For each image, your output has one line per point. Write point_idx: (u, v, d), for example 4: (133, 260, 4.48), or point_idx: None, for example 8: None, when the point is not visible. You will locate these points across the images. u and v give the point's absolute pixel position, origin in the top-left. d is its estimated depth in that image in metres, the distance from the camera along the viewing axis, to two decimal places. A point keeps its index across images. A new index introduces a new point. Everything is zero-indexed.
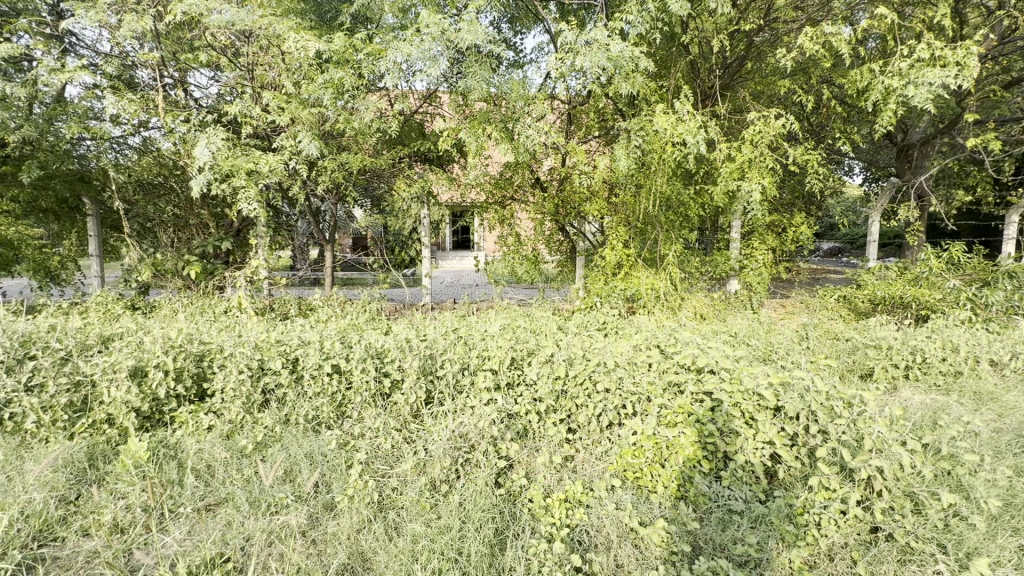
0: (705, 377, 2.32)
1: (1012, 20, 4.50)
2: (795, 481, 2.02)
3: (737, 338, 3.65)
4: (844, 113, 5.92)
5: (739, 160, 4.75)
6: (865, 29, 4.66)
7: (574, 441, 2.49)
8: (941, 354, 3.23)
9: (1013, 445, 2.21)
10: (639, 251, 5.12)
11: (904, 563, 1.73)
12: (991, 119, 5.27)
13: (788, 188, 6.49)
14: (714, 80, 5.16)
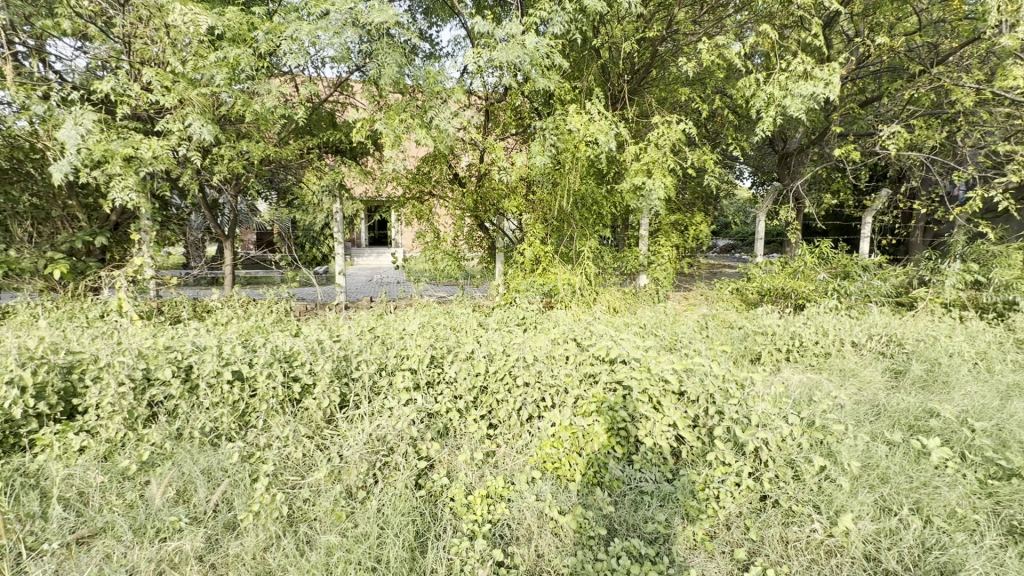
0: (617, 367, 2.48)
1: (866, 47, 5.21)
2: (697, 459, 2.18)
3: (645, 330, 3.90)
4: (735, 122, 6.51)
5: (646, 160, 5.04)
6: (752, 45, 5.14)
7: (495, 436, 2.51)
8: (813, 337, 3.68)
9: (868, 414, 2.54)
10: (555, 247, 5.31)
11: (787, 525, 1.89)
12: (851, 133, 6.07)
13: (689, 189, 7.02)
14: (623, 85, 5.44)
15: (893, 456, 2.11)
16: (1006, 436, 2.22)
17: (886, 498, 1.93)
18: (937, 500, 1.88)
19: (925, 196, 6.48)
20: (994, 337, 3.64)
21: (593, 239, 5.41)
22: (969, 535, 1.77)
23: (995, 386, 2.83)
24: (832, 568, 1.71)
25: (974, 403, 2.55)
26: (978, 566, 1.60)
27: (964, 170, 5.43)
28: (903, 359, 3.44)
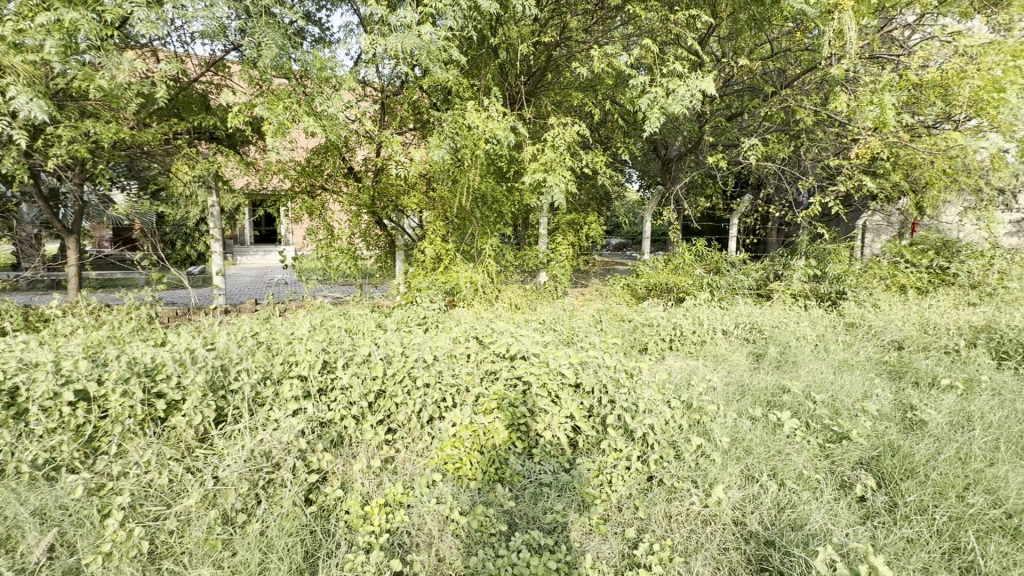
0: (517, 363, 2.58)
1: (731, 67, 5.84)
2: (592, 448, 2.30)
3: (545, 326, 4.04)
4: (624, 128, 6.96)
5: (544, 160, 5.16)
6: (637, 56, 5.50)
7: (394, 441, 2.42)
8: (691, 327, 4.08)
9: (735, 394, 2.85)
10: (456, 245, 5.29)
11: (670, 500, 2.03)
12: (720, 143, 6.79)
13: (584, 190, 7.38)
14: (520, 87, 5.55)
15: (754, 430, 2.38)
16: (838, 405, 2.62)
17: (749, 467, 2.16)
18: (788, 465, 2.15)
19: (779, 201, 7.46)
20: (829, 322, 4.29)
21: (493, 238, 5.47)
22: (812, 492, 2.04)
23: (830, 362, 3.34)
24: (707, 536, 1.86)
25: (815, 378, 2.98)
26: (819, 519, 1.82)
27: (807, 179, 6.35)
28: (762, 343, 3.93)
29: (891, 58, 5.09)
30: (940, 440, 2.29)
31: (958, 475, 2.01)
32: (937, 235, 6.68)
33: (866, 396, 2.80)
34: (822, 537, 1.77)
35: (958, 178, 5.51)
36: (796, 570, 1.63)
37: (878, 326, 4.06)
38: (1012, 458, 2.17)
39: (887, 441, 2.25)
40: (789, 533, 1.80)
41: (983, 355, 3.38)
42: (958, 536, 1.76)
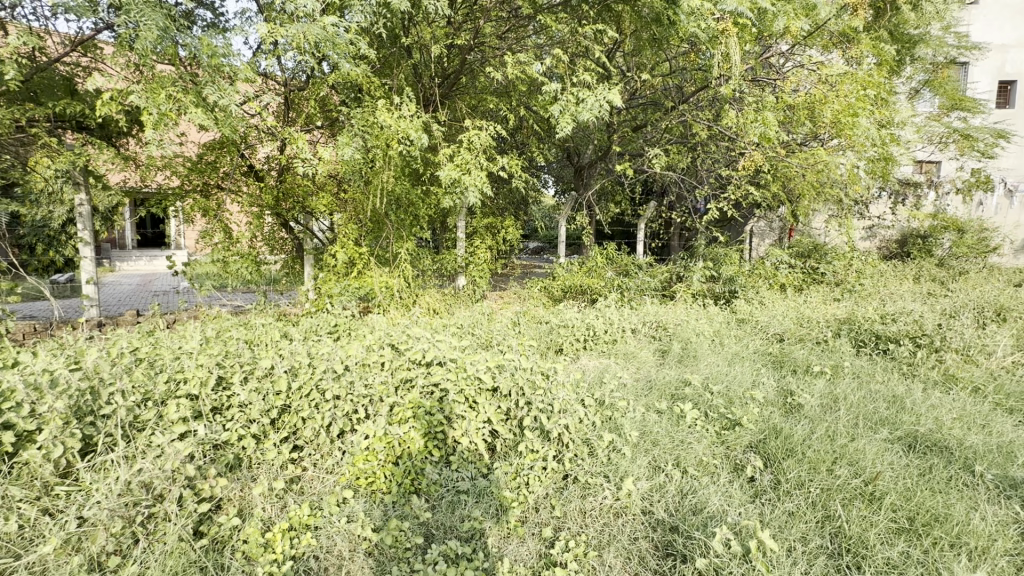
0: (433, 370, 2.54)
1: (635, 82, 6.19)
2: (510, 451, 2.31)
3: (462, 330, 4.02)
4: (538, 135, 7.12)
5: (460, 164, 5.12)
6: (550, 65, 5.64)
7: (301, 459, 2.26)
8: (603, 328, 4.27)
9: (644, 389, 3.01)
10: (369, 249, 5.09)
11: (584, 496, 2.08)
12: (627, 152, 7.19)
13: (501, 194, 7.46)
14: (434, 89, 5.48)
15: (660, 422, 2.53)
16: (732, 395, 2.87)
17: (656, 458, 2.28)
18: (690, 453, 2.30)
19: (680, 208, 8.06)
20: (723, 319, 4.70)
21: (410, 242, 5.35)
22: (710, 476, 2.19)
23: (724, 355, 3.66)
24: (619, 527, 1.91)
25: (712, 371, 3.24)
26: (716, 502, 1.96)
27: (703, 188, 6.92)
28: (667, 339, 4.20)
29: (770, 82, 5.70)
30: (813, 421, 2.58)
31: (828, 451, 2.27)
32: (809, 240, 7.59)
33: (754, 385, 3.10)
34: (719, 518, 1.90)
35: (823, 189, 6.30)
36: (697, 552, 1.73)
37: (763, 321, 4.53)
38: (868, 432, 2.50)
39: (771, 425, 2.49)
40: (691, 517, 1.90)
41: (846, 344, 3.87)
42: (828, 505, 1.96)
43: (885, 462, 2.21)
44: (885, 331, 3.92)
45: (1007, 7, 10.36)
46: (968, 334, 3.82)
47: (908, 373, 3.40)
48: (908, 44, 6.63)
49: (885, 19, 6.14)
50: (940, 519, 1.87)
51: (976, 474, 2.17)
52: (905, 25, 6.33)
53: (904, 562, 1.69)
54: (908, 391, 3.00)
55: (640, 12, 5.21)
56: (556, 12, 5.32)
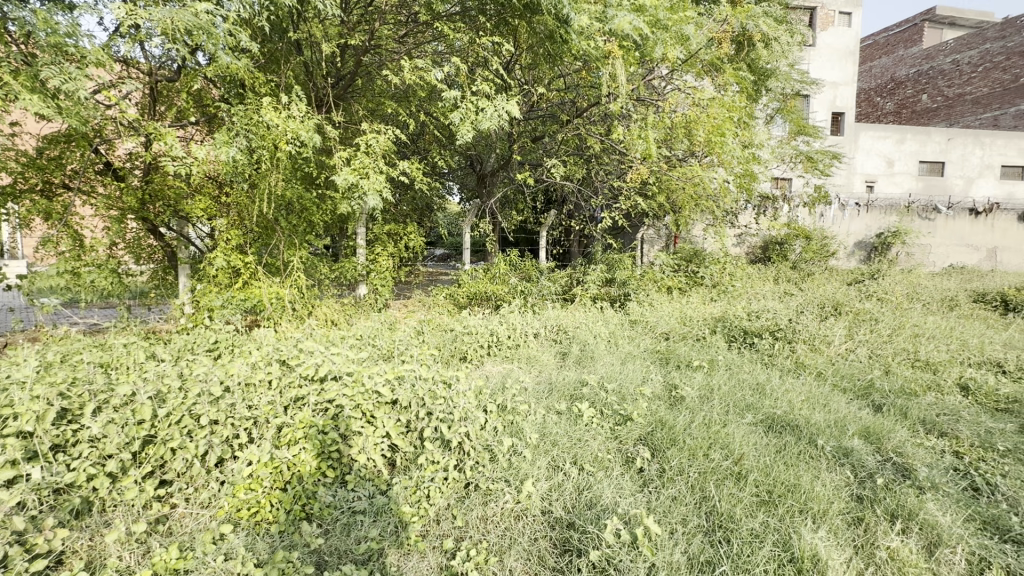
0: (327, 387, 2.42)
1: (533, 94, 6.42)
2: (409, 464, 2.26)
3: (362, 342, 3.86)
4: (439, 141, 7.09)
5: (357, 167, 4.91)
6: (449, 73, 5.64)
7: (169, 496, 2.00)
8: (506, 334, 4.34)
9: (544, 391, 3.12)
10: (257, 257, 4.70)
11: (486, 502, 2.09)
12: (527, 162, 7.43)
13: (402, 201, 7.31)
14: (327, 89, 5.23)
15: (559, 422, 2.64)
16: (624, 392, 3.07)
17: (555, 458, 2.36)
18: (586, 451, 2.41)
19: (578, 217, 8.49)
20: (617, 320, 5.02)
21: (303, 250, 5.03)
22: (604, 470, 2.31)
23: (618, 355, 3.90)
24: (519, 530, 1.94)
25: (608, 370, 3.46)
26: (608, 494, 2.07)
27: (598, 198, 7.36)
28: (567, 342, 4.38)
29: (653, 102, 6.21)
30: (692, 412, 2.85)
31: (704, 437, 2.51)
32: (689, 246, 8.39)
33: (643, 381, 3.35)
34: (611, 509, 2.00)
35: (700, 201, 7.01)
36: (590, 545, 1.81)
37: (652, 322, 4.90)
38: (736, 418, 2.81)
39: (657, 418, 2.70)
40: (586, 512, 1.99)
41: (720, 340, 4.34)
42: (705, 488, 2.16)
43: (750, 443, 2.50)
44: (750, 327, 4.46)
45: (836, 50, 12.34)
46: (812, 326, 4.46)
47: (769, 362, 3.89)
48: (762, 77, 7.65)
49: (744, 53, 7.01)
50: (792, 489, 2.15)
51: (818, 446, 2.53)
52: (760, 60, 7.27)
53: (763, 531, 1.91)
54: (768, 379, 3.42)
55: (535, 28, 5.24)
56: (455, 20, 5.33)
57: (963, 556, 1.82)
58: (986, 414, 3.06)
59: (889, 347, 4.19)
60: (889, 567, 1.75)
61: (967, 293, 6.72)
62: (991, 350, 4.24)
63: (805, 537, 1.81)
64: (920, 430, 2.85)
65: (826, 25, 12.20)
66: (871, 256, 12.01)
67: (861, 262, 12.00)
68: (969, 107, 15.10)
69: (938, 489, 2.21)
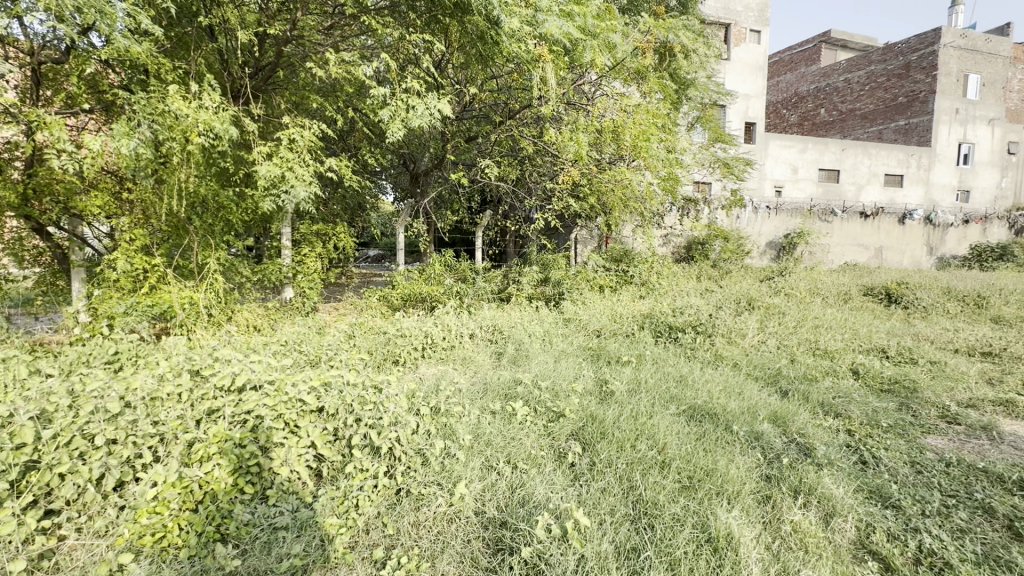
0: (246, 397, 2.28)
1: (466, 94, 6.39)
2: (337, 474, 2.17)
3: (287, 348, 3.66)
4: (369, 139, 6.87)
5: (280, 162, 4.63)
6: (379, 69, 5.47)
7: (56, 528, 1.78)
8: (440, 335, 4.29)
9: (479, 392, 3.12)
10: (166, 259, 4.31)
11: (418, 508, 2.04)
12: (461, 162, 7.39)
13: (330, 200, 7.01)
14: (244, 80, 4.90)
15: (493, 423, 2.64)
16: (557, 389, 3.14)
17: (488, 457, 2.36)
18: (520, 449, 2.43)
19: (513, 217, 8.57)
20: (551, 319, 5.12)
21: (220, 251, 4.68)
22: (538, 466, 2.34)
23: (552, 353, 3.98)
24: (452, 533, 1.92)
25: (541, 368, 3.51)
26: (541, 491, 2.09)
27: (532, 199, 7.46)
28: (502, 342, 4.40)
29: (583, 106, 6.39)
30: (621, 405, 2.96)
31: (631, 429, 2.62)
32: (620, 247, 8.73)
33: (576, 378, 3.43)
34: (543, 505, 2.03)
35: (629, 203, 7.31)
36: (522, 542, 1.82)
37: (584, 320, 5.05)
38: (661, 409, 2.96)
39: (588, 413, 2.79)
40: (518, 510, 2.00)
41: (647, 335, 4.56)
42: (632, 478, 2.25)
43: (673, 432, 2.64)
44: (675, 323, 4.72)
45: (748, 65, 13.33)
46: (729, 321, 4.79)
47: (691, 355, 4.14)
48: (683, 86, 8.10)
49: (666, 63, 7.40)
50: (710, 473, 2.29)
51: (734, 432, 2.72)
52: (681, 70, 7.71)
53: (684, 514, 2.01)
54: (690, 372, 3.64)
55: (466, 28, 5.20)
56: (383, 14, 5.18)
57: (853, 523, 2.02)
58: (873, 395, 3.43)
59: (794, 338, 4.59)
60: (793, 539, 1.91)
61: (857, 288, 7.52)
62: (877, 338, 4.77)
63: (722, 518, 1.93)
64: (820, 412, 3.14)
65: (739, 42, 13.16)
66: (781, 254, 13.11)
67: (772, 260, 13.06)
68: (858, 121, 17.24)
69: (833, 464, 2.45)
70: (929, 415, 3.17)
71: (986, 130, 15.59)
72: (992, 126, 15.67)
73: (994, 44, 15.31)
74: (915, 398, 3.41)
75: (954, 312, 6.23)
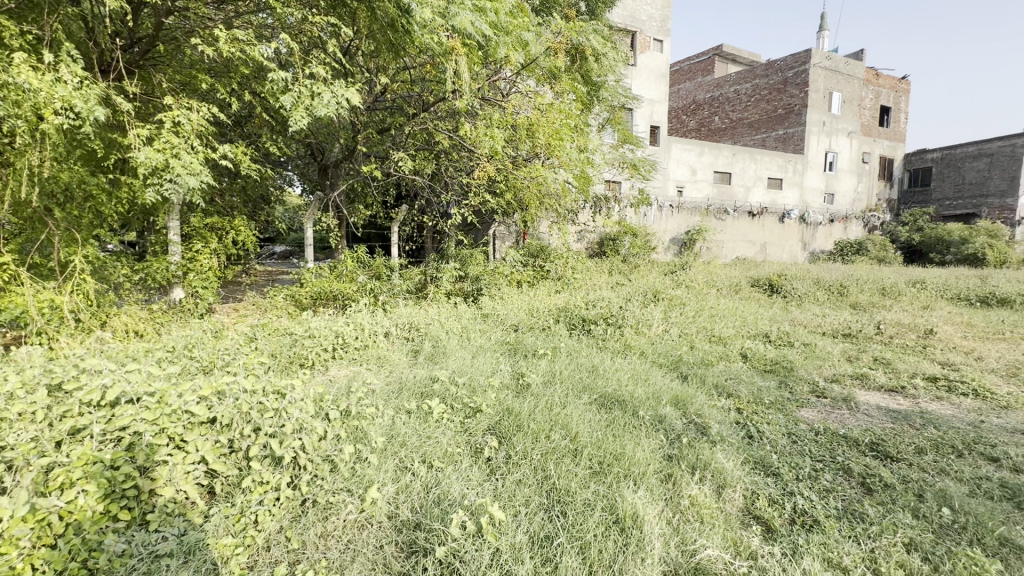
0: (119, 411, 2.02)
1: (378, 84, 6.15)
2: (232, 490, 2.00)
3: (174, 355, 3.30)
4: (271, 126, 6.38)
5: (162, 148, 4.13)
6: (280, 50, 5.08)
7: None
8: (353, 335, 4.10)
9: (394, 392, 3.03)
10: (17, 256, 3.70)
11: (326, 518, 1.94)
12: (374, 154, 7.11)
13: (226, 191, 6.42)
14: (116, 53, 4.33)
15: (408, 423, 2.58)
16: (474, 384, 3.13)
17: (403, 459, 2.30)
18: (436, 447, 2.39)
19: (430, 211, 8.43)
20: (469, 315, 5.10)
21: (89, 247, 4.11)
22: (453, 463, 2.32)
23: (470, 349, 3.97)
24: (362, 540, 1.84)
25: (458, 365, 3.49)
26: (456, 488, 2.07)
27: (448, 194, 7.37)
28: (419, 339, 4.31)
29: (498, 102, 6.41)
30: (537, 397, 3.02)
31: (546, 420, 2.69)
32: (537, 242, 8.93)
33: (493, 372, 3.45)
34: (458, 502, 2.02)
35: (544, 200, 7.48)
36: (436, 542, 1.79)
37: (502, 315, 5.09)
38: (574, 399, 3.06)
39: (504, 407, 2.82)
40: (433, 510, 1.97)
41: (563, 328, 4.69)
42: (545, 467, 2.30)
43: (585, 420, 2.75)
44: (588, 316, 4.91)
45: (651, 71, 14.19)
46: (637, 312, 5.08)
47: (602, 346, 4.34)
48: (594, 88, 8.43)
49: (578, 65, 7.65)
50: (618, 457, 2.41)
51: (639, 417, 2.89)
52: (591, 73, 8.02)
53: (594, 498, 2.10)
54: (601, 362, 3.80)
55: (375, 14, 4.94)
56: None
57: (740, 493, 2.23)
58: (758, 375, 3.82)
59: (693, 327, 4.99)
60: (690, 512, 2.07)
61: (747, 279, 8.36)
62: (762, 324, 5.32)
63: (628, 499, 2.04)
64: (714, 394, 3.44)
65: (644, 49, 13.97)
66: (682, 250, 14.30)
67: (675, 255, 14.17)
68: (746, 129, 19.02)
69: (724, 440, 2.69)
70: (803, 390, 3.60)
71: (846, 141, 17.96)
72: (850, 138, 18.07)
73: (851, 67, 17.65)
74: (792, 377, 3.85)
75: (822, 300, 7.13)
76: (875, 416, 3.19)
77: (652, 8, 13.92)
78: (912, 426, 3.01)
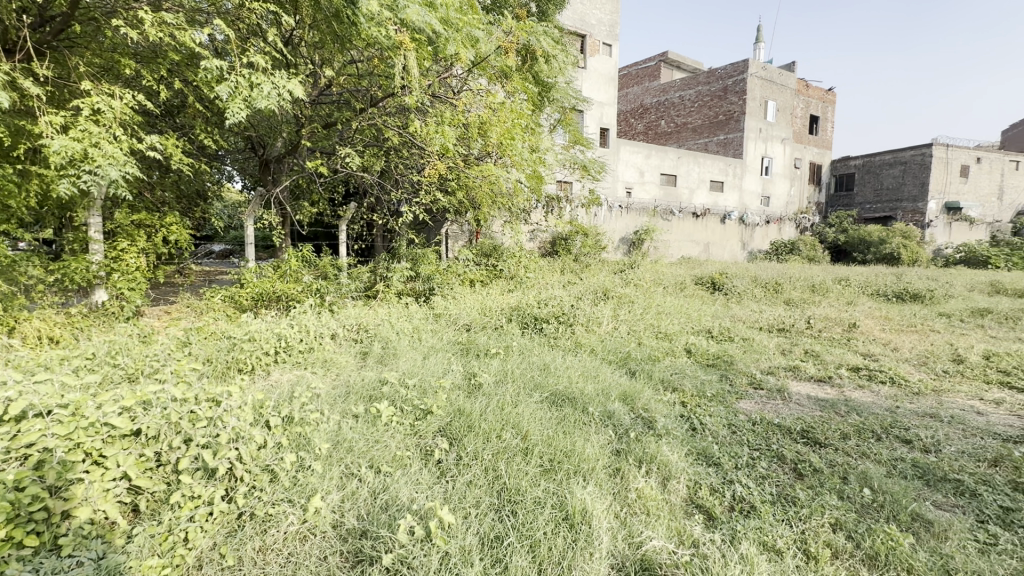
0: (26, 426, 1.83)
1: (323, 77, 5.92)
2: (159, 507, 1.86)
3: (94, 364, 3.03)
4: (206, 117, 6.01)
5: (79, 137, 3.79)
6: (214, 37, 4.79)
7: None
8: (297, 337, 3.93)
9: (340, 395, 2.93)
10: None
11: (265, 530, 1.84)
12: (319, 150, 6.85)
13: (156, 185, 5.99)
14: (24, 31, 3.92)
15: (355, 428, 2.49)
16: (425, 386, 3.08)
17: (349, 465, 2.22)
18: (384, 452, 2.32)
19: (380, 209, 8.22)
20: (421, 315, 5.02)
21: None
22: (403, 467, 2.26)
23: (421, 350, 3.90)
24: (304, 552, 1.76)
25: (409, 366, 3.42)
26: (404, 493, 2.03)
27: (398, 191, 7.22)
28: (368, 341, 4.19)
29: (449, 99, 6.34)
30: (489, 397, 3.01)
31: (497, 420, 2.68)
32: (489, 241, 8.92)
33: (444, 373, 3.41)
34: (407, 506, 1.97)
35: (497, 199, 7.47)
36: (382, 549, 1.74)
37: (455, 315, 5.04)
38: (526, 397, 3.07)
39: (455, 408, 2.78)
40: (380, 516, 1.91)
41: (515, 327, 4.70)
42: (496, 467, 2.29)
43: (536, 419, 2.76)
44: (540, 314, 4.94)
45: (600, 75, 14.48)
46: (588, 311, 5.17)
47: (554, 344, 4.38)
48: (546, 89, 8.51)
49: (529, 65, 7.70)
50: (568, 455, 2.44)
51: (589, 413, 2.94)
52: (543, 74, 8.09)
53: (544, 496, 2.12)
54: (553, 360, 3.84)
55: (318, 4, 4.75)
56: None
57: (684, 483, 2.31)
58: (701, 370, 3.99)
59: (641, 324, 5.14)
60: (637, 505, 2.13)
61: (691, 278, 8.72)
62: (706, 321, 5.56)
63: (577, 495, 2.07)
64: (660, 388, 3.55)
65: (593, 53, 14.24)
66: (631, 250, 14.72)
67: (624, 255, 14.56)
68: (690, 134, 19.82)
69: (669, 433, 2.78)
70: (742, 383, 3.79)
71: (780, 148, 19.09)
72: (784, 145, 19.23)
73: (784, 78, 18.78)
74: (732, 370, 4.05)
75: (759, 297, 7.54)
76: (805, 405, 3.41)
77: (601, 13, 14.23)
78: (838, 414, 3.24)
